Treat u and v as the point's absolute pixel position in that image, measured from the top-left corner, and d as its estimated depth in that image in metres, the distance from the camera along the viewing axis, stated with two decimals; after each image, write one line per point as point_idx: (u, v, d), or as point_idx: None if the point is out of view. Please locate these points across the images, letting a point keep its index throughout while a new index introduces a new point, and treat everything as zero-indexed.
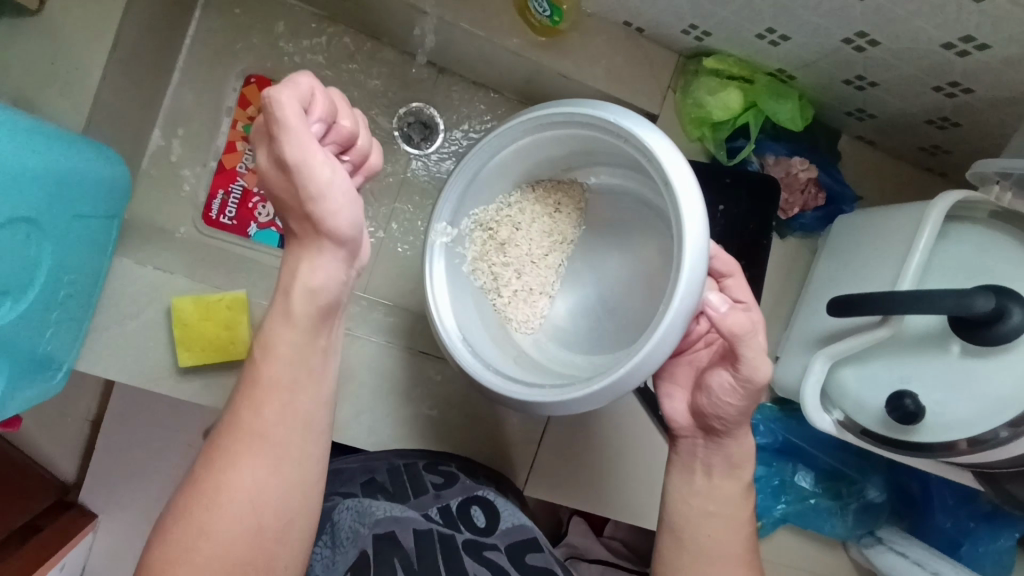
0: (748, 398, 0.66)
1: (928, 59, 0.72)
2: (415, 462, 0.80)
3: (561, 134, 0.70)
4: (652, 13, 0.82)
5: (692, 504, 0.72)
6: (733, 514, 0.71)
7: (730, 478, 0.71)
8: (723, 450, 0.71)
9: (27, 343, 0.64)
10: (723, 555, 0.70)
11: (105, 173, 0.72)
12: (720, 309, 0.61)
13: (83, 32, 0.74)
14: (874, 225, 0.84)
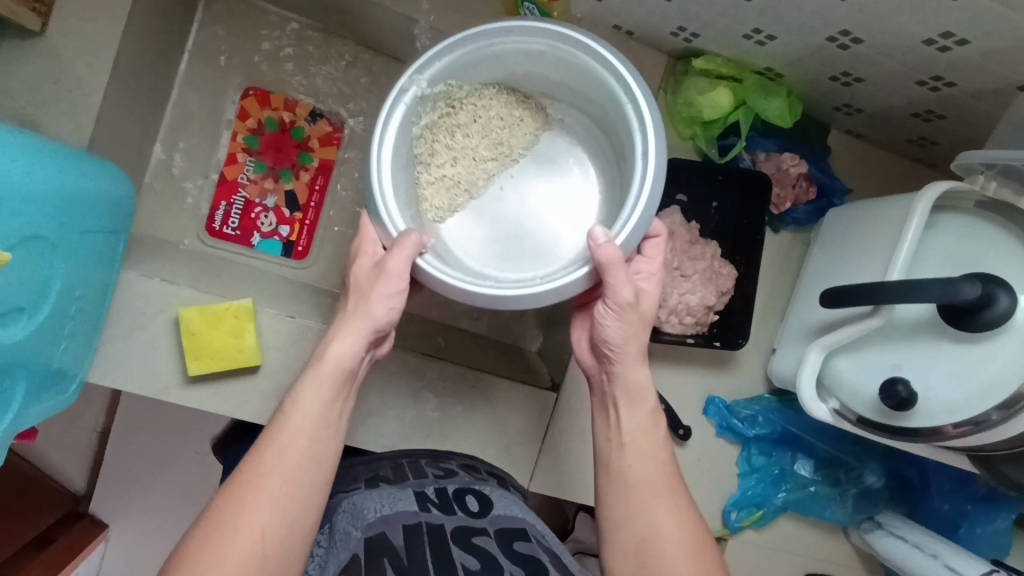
0: (621, 324, 0.67)
1: (911, 54, 0.74)
2: (417, 459, 0.80)
3: (571, 67, 0.71)
4: (641, 16, 0.84)
5: (607, 440, 0.70)
6: (648, 441, 0.69)
7: (636, 407, 0.70)
8: (623, 380, 0.70)
9: (41, 358, 0.66)
10: (646, 483, 0.67)
11: (111, 190, 0.74)
12: (599, 240, 0.63)
13: (84, 52, 0.75)
14: (865, 217, 0.86)
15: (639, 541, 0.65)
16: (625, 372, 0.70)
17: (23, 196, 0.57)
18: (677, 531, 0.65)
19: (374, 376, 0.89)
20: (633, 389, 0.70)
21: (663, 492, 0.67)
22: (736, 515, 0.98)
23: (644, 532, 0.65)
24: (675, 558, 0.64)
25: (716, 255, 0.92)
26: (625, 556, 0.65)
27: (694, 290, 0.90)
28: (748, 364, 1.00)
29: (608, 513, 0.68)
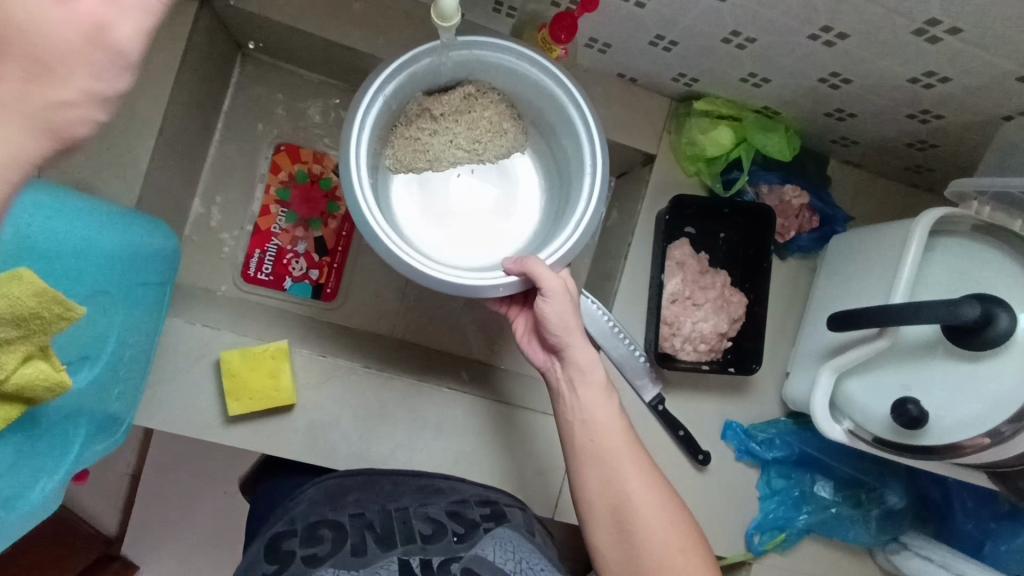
0: (557, 308, 0.72)
1: (898, 90, 0.79)
2: (407, 506, 0.77)
3: (562, 115, 0.79)
4: (644, 65, 0.90)
5: (570, 419, 0.76)
6: (607, 414, 0.74)
7: (590, 384, 0.75)
8: (573, 361, 0.75)
9: (99, 404, 0.70)
10: (611, 455, 0.72)
11: (161, 244, 0.79)
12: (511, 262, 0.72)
13: (134, 121, 0.83)
14: (867, 242, 0.89)
15: (613, 506, 0.71)
16: (574, 351, 0.75)
17: (85, 256, 0.61)
18: (649, 497, 0.71)
19: (402, 410, 0.93)
20: (585, 367, 0.75)
21: (630, 460, 0.73)
22: (759, 538, 1.00)
23: (616, 498, 0.71)
24: (649, 522, 0.70)
25: (726, 284, 0.97)
26: (603, 524, 0.72)
27: (706, 318, 0.94)
28: (764, 388, 1.02)
29: (581, 487, 0.73)
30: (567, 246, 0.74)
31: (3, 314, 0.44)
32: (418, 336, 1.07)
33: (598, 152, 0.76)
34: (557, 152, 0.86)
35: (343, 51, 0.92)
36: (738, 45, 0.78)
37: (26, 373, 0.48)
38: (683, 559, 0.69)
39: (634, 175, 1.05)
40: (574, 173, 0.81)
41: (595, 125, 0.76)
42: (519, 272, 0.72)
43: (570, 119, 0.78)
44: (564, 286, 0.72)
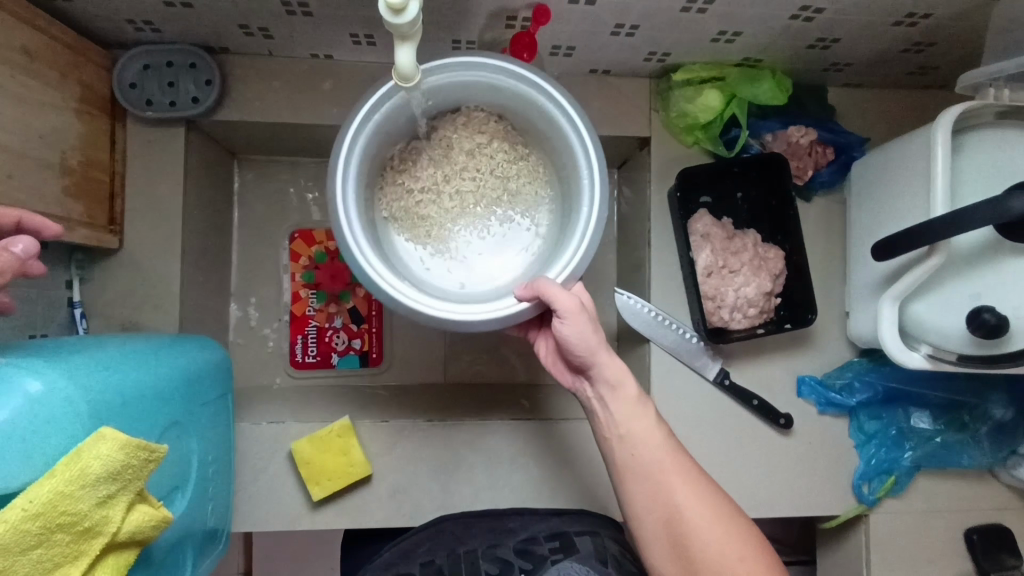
0: (578, 327, 0.70)
1: (876, 4, 0.76)
2: (475, 547, 0.76)
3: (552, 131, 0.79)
4: (613, 55, 0.90)
5: (608, 434, 0.74)
6: (643, 429, 0.72)
7: (621, 398, 0.73)
8: (601, 379, 0.73)
9: (198, 521, 0.73)
10: (654, 469, 0.71)
11: (222, 355, 0.82)
12: (527, 290, 0.71)
13: (156, 254, 0.88)
14: (892, 158, 0.85)
15: (664, 519, 0.70)
16: (600, 369, 0.72)
17: (160, 395, 0.63)
18: (701, 509, 0.69)
19: (474, 453, 0.94)
20: (614, 384, 0.72)
21: (673, 473, 0.70)
22: (868, 488, 0.96)
23: (667, 512, 0.69)
24: (704, 536, 0.68)
25: (757, 242, 0.94)
26: (659, 542, 0.70)
27: (748, 283, 0.91)
28: (828, 334, 0.99)
29: (628, 503, 0.72)
30: (587, 245, 0.74)
31: (100, 473, 0.48)
32: (471, 376, 1.08)
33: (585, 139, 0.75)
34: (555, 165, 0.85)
35: (325, 130, 0.95)
36: (698, 9, 0.77)
37: (133, 519, 0.52)
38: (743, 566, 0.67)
39: (634, 161, 1.04)
40: (569, 165, 0.80)
41: (577, 113, 0.75)
42: (536, 296, 0.70)
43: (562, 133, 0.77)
44: (581, 305, 0.70)
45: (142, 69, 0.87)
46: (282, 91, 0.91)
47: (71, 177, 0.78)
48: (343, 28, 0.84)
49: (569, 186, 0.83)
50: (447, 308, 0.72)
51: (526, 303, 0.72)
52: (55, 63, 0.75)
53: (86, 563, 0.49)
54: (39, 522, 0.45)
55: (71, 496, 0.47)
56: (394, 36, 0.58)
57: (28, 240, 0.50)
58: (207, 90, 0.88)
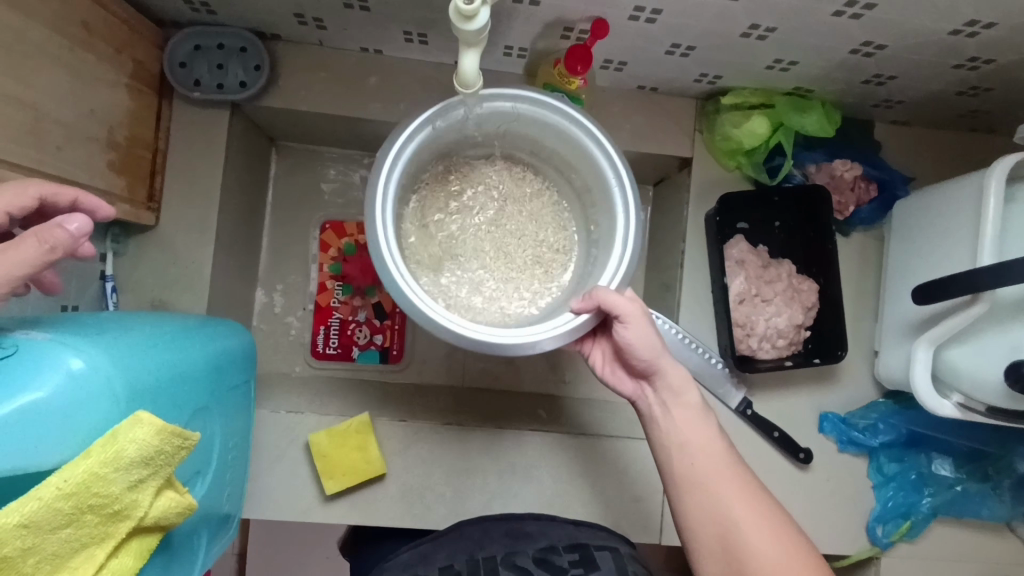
0: (639, 331, 0.70)
1: (940, 45, 0.75)
2: (494, 554, 0.74)
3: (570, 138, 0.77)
4: (664, 74, 0.89)
5: (666, 442, 0.74)
6: (705, 436, 0.73)
7: (684, 403, 0.74)
8: (664, 382, 0.74)
9: (213, 506, 0.73)
10: (711, 480, 0.71)
11: (249, 339, 0.81)
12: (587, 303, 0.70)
13: (190, 235, 0.88)
14: (938, 201, 0.84)
15: (718, 533, 0.69)
16: (665, 373, 0.73)
17: (191, 379, 0.63)
18: (755, 520, 0.69)
19: (488, 460, 0.93)
20: (677, 387, 0.74)
21: (731, 483, 0.70)
22: (883, 530, 0.94)
23: (722, 521, 0.69)
24: (760, 551, 0.67)
25: (792, 273, 0.94)
26: (713, 554, 0.69)
27: (779, 313, 0.91)
28: (854, 371, 0.98)
29: (684, 518, 0.72)
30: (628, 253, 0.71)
31: (134, 457, 0.47)
32: (490, 381, 1.08)
33: (600, 137, 0.73)
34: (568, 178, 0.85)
35: (368, 125, 0.95)
36: (758, 36, 0.77)
37: (160, 505, 0.52)
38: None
39: (673, 181, 1.03)
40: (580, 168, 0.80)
41: (588, 119, 0.73)
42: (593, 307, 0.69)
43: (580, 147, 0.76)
44: (640, 308, 0.70)
45: (192, 50, 0.86)
46: (328, 82, 0.91)
47: (116, 152, 0.78)
48: (397, 25, 0.84)
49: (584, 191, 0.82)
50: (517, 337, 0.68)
51: (585, 316, 0.71)
52: (112, 38, 0.75)
53: (110, 545, 0.49)
54: (71, 502, 0.45)
55: (103, 478, 0.46)
56: (460, 43, 0.57)
57: (84, 219, 0.48)
58: (255, 75, 0.88)
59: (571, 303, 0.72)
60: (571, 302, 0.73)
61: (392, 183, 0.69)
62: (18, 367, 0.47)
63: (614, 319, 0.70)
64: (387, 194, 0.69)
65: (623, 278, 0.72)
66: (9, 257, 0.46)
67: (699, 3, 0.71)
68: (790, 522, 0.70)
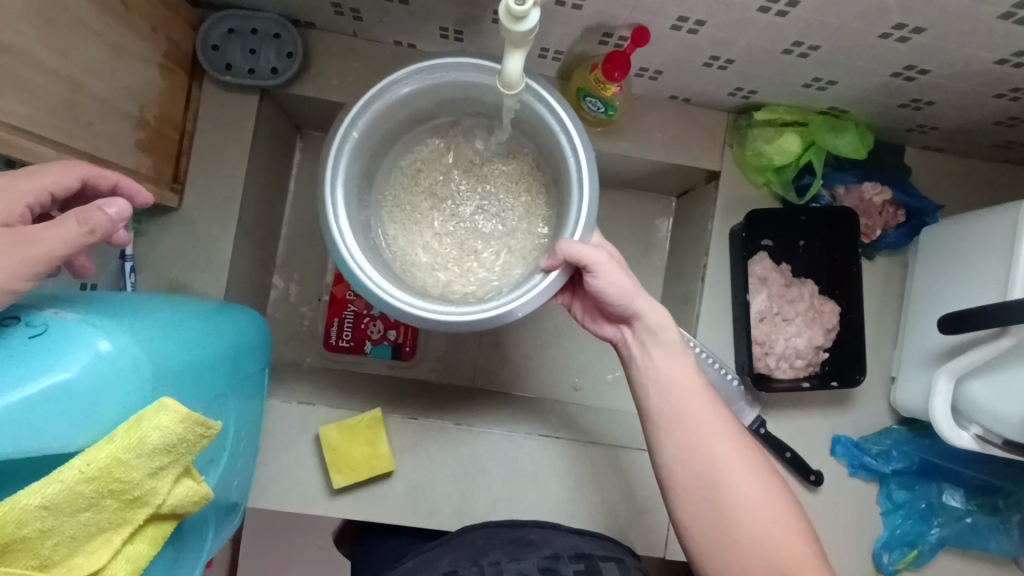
0: (608, 276, 0.69)
1: (985, 74, 0.74)
2: (498, 559, 0.72)
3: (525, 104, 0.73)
4: (699, 85, 0.88)
5: (643, 382, 0.72)
6: (684, 376, 0.71)
7: (662, 345, 0.72)
8: (642, 324, 0.73)
9: (224, 494, 0.72)
10: (688, 416, 0.70)
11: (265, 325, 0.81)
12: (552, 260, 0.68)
13: (212, 218, 0.87)
14: (965, 232, 0.83)
15: (699, 474, 0.68)
16: (642, 314, 0.72)
17: (212, 366, 0.63)
18: (741, 468, 0.68)
19: (498, 463, 0.92)
20: (656, 329, 0.72)
21: (711, 419, 0.70)
22: (889, 558, 0.93)
23: (702, 465, 0.68)
24: (746, 500, 0.67)
25: (814, 294, 0.93)
26: (691, 497, 0.69)
27: (800, 333, 0.91)
28: (870, 396, 0.97)
29: (660, 455, 0.71)
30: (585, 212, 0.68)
31: (156, 444, 0.47)
32: (501, 382, 1.08)
33: (561, 108, 0.70)
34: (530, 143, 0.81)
35: None
36: (800, 54, 0.76)
37: (178, 492, 0.52)
38: (787, 548, 0.66)
39: (698, 193, 1.02)
40: (546, 140, 0.76)
41: (550, 90, 0.70)
42: (558, 264, 0.68)
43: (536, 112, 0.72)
44: (605, 254, 0.68)
45: (227, 33, 0.86)
46: (361, 74, 0.91)
47: (146, 131, 0.77)
48: (434, 21, 0.83)
49: (545, 155, 0.79)
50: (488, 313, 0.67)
51: (555, 274, 0.69)
52: (149, 16, 0.74)
53: (128, 532, 0.49)
54: (93, 486, 0.45)
55: (126, 464, 0.46)
56: (507, 43, 0.57)
57: (124, 203, 0.49)
58: (288, 62, 0.87)
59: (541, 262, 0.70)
60: (540, 261, 0.71)
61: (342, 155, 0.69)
62: (48, 347, 0.47)
63: (583, 269, 0.68)
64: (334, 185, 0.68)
65: (587, 227, 0.69)
66: (48, 234, 0.46)
67: (745, 18, 0.70)
68: (787, 490, 0.70)
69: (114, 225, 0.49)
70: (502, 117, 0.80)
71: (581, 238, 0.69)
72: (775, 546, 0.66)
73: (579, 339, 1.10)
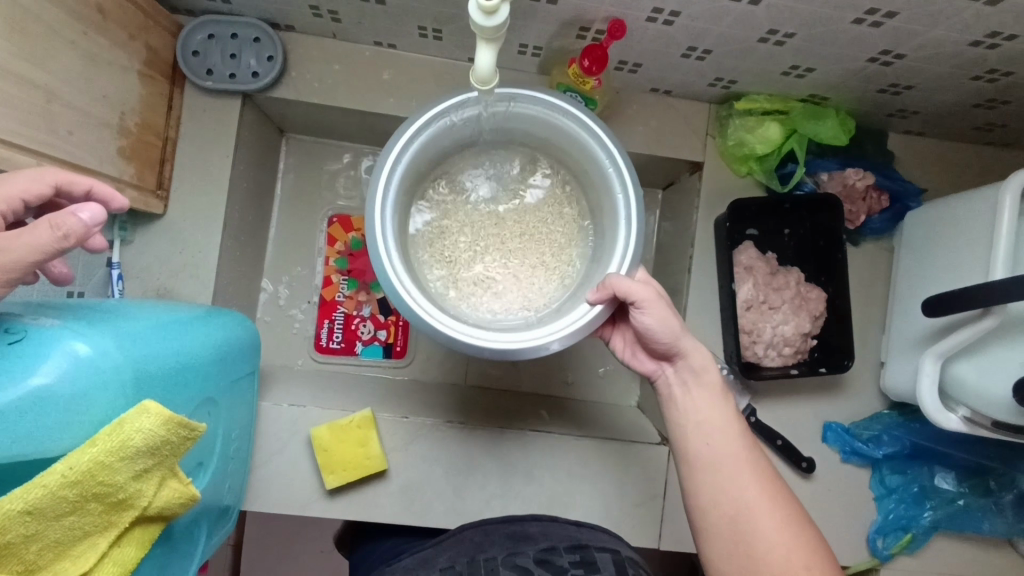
0: (656, 315, 0.69)
1: (961, 56, 0.74)
2: (495, 556, 0.71)
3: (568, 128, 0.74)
4: (678, 77, 0.88)
5: (683, 425, 0.73)
6: (723, 422, 0.72)
7: (706, 386, 0.73)
8: (685, 363, 0.74)
9: (215, 497, 0.73)
10: (727, 459, 0.70)
11: (254, 329, 0.80)
12: (599, 296, 0.69)
13: (199, 224, 0.88)
14: (950, 215, 0.84)
15: (729, 513, 0.68)
16: (687, 354, 0.73)
17: (199, 368, 0.63)
18: (768, 507, 0.68)
19: (491, 460, 0.92)
20: (699, 369, 0.73)
21: (747, 465, 0.70)
22: (883, 543, 0.93)
23: (734, 505, 0.68)
24: (770, 536, 0.66)
25: (800, 281, 0.93)
26: (720, 535, 0.68)
27: (786, 321, 0.91)
28: (859, 382, 0.97)
29: (694, 497, 0.71)
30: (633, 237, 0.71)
31: (140, 447, 0.47)
32: (493, 378, 1.08)
33: (610, 140, 0.72)
34: (568, 163, 0.82)
35: (382, 120, 0.95)
36: (776, 41, 0.76)
37: (163, 495, 0.52)
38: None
39: (682, 185, 1.03)
40: (592, 171, 0.77)
41: (596, 119, 0.72)
42: (606, 297, 0.69)
43: (582, 140, 0.74)
44: (655, 291, 0.69)
45: (206, 39, 0.86)
46: (341, 75, 0.91)
47: (127, 138, 0.78)
48: (413, 20, 0.83)
49: (585, 173, 0.80)
50: (533, 340, 0.68)
51: (601, 306, 0.70)
52: (126, 24, 0.74)
53: (114, 534, 0.49)
54: (76, 490, 0.45)
55: (109, 467, 0.46)
56: (477, 38, 0.57)
57: (98, 208, 0.48)
58: (268, 66, 0.87)
59: (587, 294, 0.71)
60: (587, 293, 0.72)
61: (396, 167, 0.69)
62: (26, 354, 0.47)
63: (630, 304, 0.69)
64: (383, 214, 0.68)
65: (632, 261, 0.71)
66: (21, 241, 0.46)
67: (719, 7, 0.70)
68: (798, 509, 0.69)
69: (88, 231, 0.48)
70: (539, 137, 0.80)
71: (630, 274, 0.71)
72: None
73: None
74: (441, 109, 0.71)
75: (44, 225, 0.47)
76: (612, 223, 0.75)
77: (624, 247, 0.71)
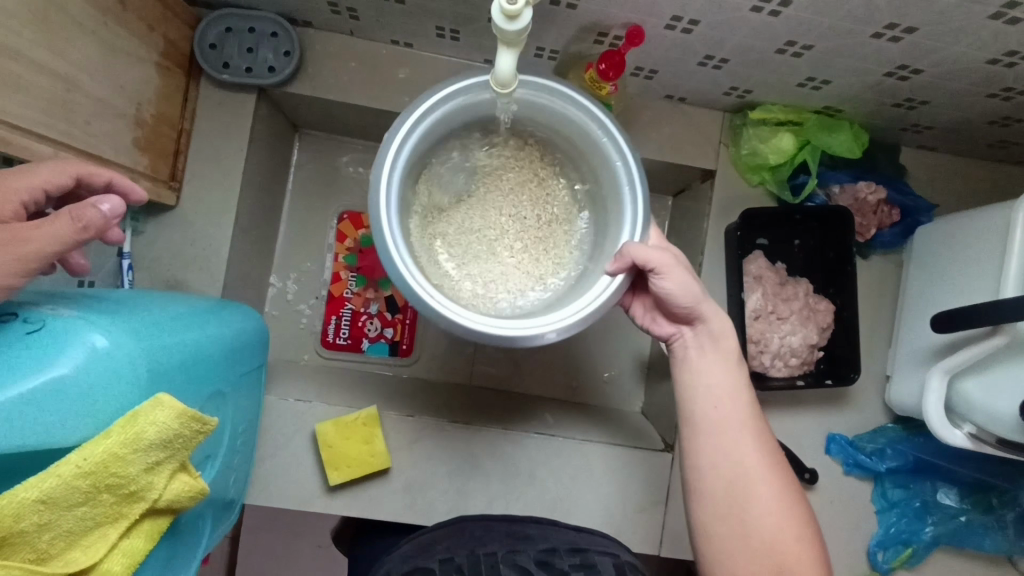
0: (675, 281, 0.68)
1: (977, 73, 0.74)
2: (495, 552, 0.71)
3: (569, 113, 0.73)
4: (693, 85, 0.88)
5: (688, 386, 0.73)
6: (731, 385, 0.71)
7: (721, 350, 0.72)
8: (705, 327, 0.72)
9: (220, 489, 0.73)
10: (730, 426, 0.70)
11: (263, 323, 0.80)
12: (617, 267, 0.68)
13: (210, 217, 0.88)
14: (960, 231, 0.84)
15: (728, 477, 0.68)
16: (707, 318, 0.71)
17: (210, 362, 0.63)
18: (768, 477, 0.68)
19: (492, 460, 0.92)
20: (717, 333, 0.72)
21: (749, 430, 0.70)
22: (884, 556, 0.93)
23: (733, 470, 0.68)
24: (766, 507, 0.67)
25: (808, 292, 0.93)
26: (715, 499, 0.68)
27: (794, 331, 0.91)
28: (864, 396, 0.98)
29: (692, 460, 0.71)
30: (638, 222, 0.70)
31: (153, 439, 0.47)
32: (498, 379, 1.08)
33: (620, 134, 0.71)
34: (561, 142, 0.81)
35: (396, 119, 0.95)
36: (794, 53, 0.76)
37: (173, 488, 0.52)
38: (793, 548, 0.66)
39: (693, 193, 1.03)
40: (596, 159, 0.76)
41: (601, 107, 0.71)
42: (624, 265, 0.67)
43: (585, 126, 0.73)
44: (672, 256, 0.68)
45: (223, 33, 0.86)
46: (357, 73, 0.91)
47: (143, 130, 0.78)
48: (430, 20, 0.83)
49: (579, 153, 0.80)
50: (545, 322, 0.67)
51: (620, 276, 0.69)
52: (146, 16, 0.74)
53: (123, 526, 0.49)
54: (89, 480, 0.45)
55: (122, 459, 0.46)
56: (500, 42, 0.58)
57: (117, 200, 0.49)
58: (285, 61, 0.88)
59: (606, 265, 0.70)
60: (605, 265, 0.71)
61: (397, 161, 0.67)
62: (43, 343, 0.47)
63: (648, 270, 0.68)
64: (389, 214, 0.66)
65: (642, 234, 0.70)
66: (41, 232, 0.46)
67: (738, 17, 0.70)
68: (799, 499, 0.69)
69: (109, 223, 0.49)
70: (534, 120, 0.79)
71: (643, 241, 0.70)
72: (782, 553, 0.66)
73: (576, 338, 1.10)
74: (448, 92, 0.69)
75: (66, 217, 0.47)
76: (613, 204, 0.75)
77: (629, 228, 0.70)
